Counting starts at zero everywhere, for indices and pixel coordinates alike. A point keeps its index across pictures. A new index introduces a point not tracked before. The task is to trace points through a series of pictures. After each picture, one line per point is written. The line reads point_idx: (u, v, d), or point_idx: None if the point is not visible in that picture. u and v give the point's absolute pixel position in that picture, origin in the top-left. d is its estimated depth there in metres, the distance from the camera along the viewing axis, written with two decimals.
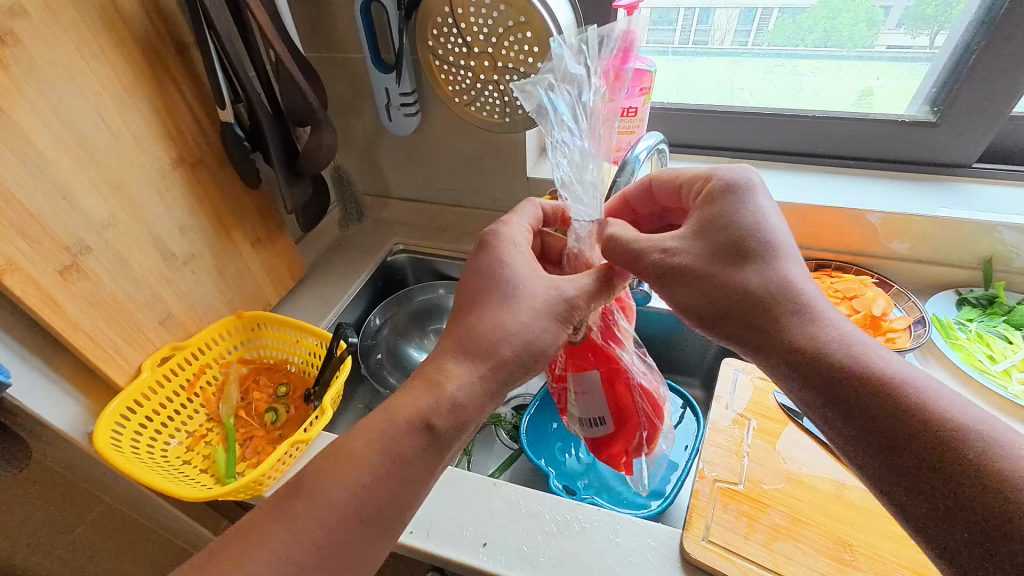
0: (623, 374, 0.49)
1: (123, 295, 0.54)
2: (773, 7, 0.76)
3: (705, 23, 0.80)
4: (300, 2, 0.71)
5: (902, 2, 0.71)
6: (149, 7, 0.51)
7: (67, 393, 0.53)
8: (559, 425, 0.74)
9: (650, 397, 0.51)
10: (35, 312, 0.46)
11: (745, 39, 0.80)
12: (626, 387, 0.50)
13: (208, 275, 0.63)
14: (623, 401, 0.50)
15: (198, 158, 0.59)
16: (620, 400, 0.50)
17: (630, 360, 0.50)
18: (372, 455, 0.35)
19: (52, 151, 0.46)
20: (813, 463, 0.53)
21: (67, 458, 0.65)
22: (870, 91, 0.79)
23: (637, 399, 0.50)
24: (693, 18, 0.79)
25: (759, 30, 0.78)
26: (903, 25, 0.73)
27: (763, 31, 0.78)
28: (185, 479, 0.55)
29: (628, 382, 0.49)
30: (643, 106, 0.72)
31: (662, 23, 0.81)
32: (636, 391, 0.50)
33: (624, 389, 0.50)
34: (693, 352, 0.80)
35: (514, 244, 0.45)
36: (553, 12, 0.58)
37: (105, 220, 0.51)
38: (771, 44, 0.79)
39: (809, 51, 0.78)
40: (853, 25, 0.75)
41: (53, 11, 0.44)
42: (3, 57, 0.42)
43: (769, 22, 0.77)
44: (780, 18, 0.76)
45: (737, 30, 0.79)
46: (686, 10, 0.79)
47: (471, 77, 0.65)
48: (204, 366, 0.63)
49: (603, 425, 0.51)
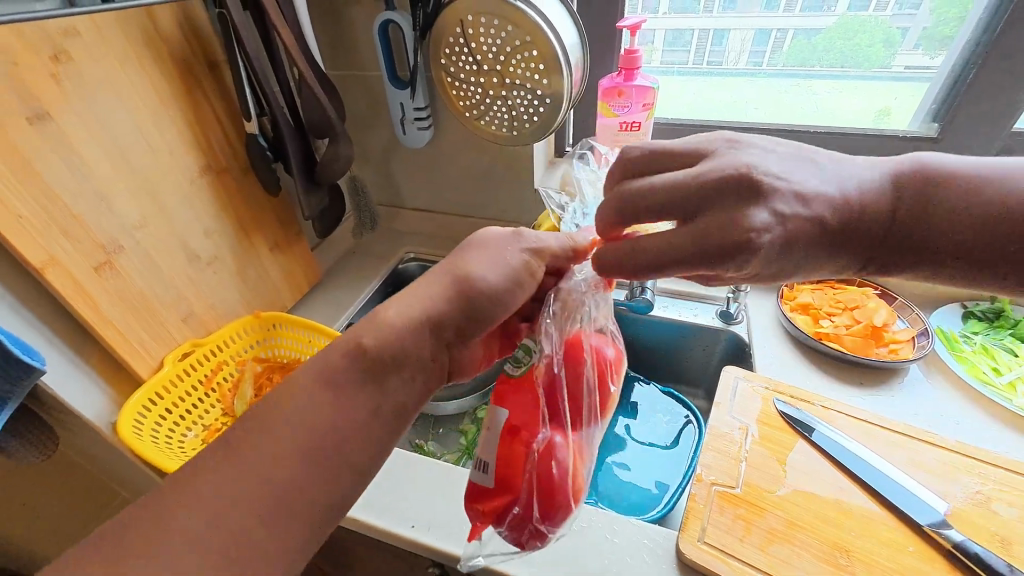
0: (529, 430, 0.40)
1: (150, 293, 0.57)
2: (787, 28, 0.78)
3: (719, 45, 0.82)
4: (323, 23, 0.76)
5: (920, 24, 0.72)
6: (186, 28, 0.56)
7: (95, 384, 0.56)
8: None
9: (545, 477, 0.39)
10: (71, 305, 0.50)
11: (760, 60, 0.82)
12: (522, 443, 0.40)
13: (229, 277, 0.66)
14: (516, 455, 0.40)
15: (224, 166, 0.63)
16: (506, 454, 0.40)
17: (555, 426, 0.41)
18: (375, 441, 0.37)
19: (95, 158, 0.50)
20: (813, 470, 0.53)
21: (90, 450, 0.68)
22: (887, 111, 0.80)
23: (526, 462, 0.40)
24: (705, 39, 0.82)
25: (773, 51, 0.80)
26: (920, 46, 0.74)
27: (777, 52, 0.80)
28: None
29: (529, 436, 0.40)
30: (647, 121, 0.75)
31: (676, 44, 0.84)
32: (531, 451, 0.40)
33: (515, 438, 0.40)
34: (698, 362, 0.81)
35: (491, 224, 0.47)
36: (559, 33, 0.61)
37: (137, 222, 0.55)
38: (786, 64, 0.81)
39: (824, 71, 0.80)
40: (870, 46, 0.77)
41: (102, 32, 0.49)
42: (56, 73, 0.46)
43: (784, 43, 0.79)
44: (795, 38, 0.79)
45: (751, 52, 0.82)
46: (700, 31, 0.82)
47: (481, 92, 0.68)
48: (221, 362, 0.66)
49: (484, 474, 0.42)
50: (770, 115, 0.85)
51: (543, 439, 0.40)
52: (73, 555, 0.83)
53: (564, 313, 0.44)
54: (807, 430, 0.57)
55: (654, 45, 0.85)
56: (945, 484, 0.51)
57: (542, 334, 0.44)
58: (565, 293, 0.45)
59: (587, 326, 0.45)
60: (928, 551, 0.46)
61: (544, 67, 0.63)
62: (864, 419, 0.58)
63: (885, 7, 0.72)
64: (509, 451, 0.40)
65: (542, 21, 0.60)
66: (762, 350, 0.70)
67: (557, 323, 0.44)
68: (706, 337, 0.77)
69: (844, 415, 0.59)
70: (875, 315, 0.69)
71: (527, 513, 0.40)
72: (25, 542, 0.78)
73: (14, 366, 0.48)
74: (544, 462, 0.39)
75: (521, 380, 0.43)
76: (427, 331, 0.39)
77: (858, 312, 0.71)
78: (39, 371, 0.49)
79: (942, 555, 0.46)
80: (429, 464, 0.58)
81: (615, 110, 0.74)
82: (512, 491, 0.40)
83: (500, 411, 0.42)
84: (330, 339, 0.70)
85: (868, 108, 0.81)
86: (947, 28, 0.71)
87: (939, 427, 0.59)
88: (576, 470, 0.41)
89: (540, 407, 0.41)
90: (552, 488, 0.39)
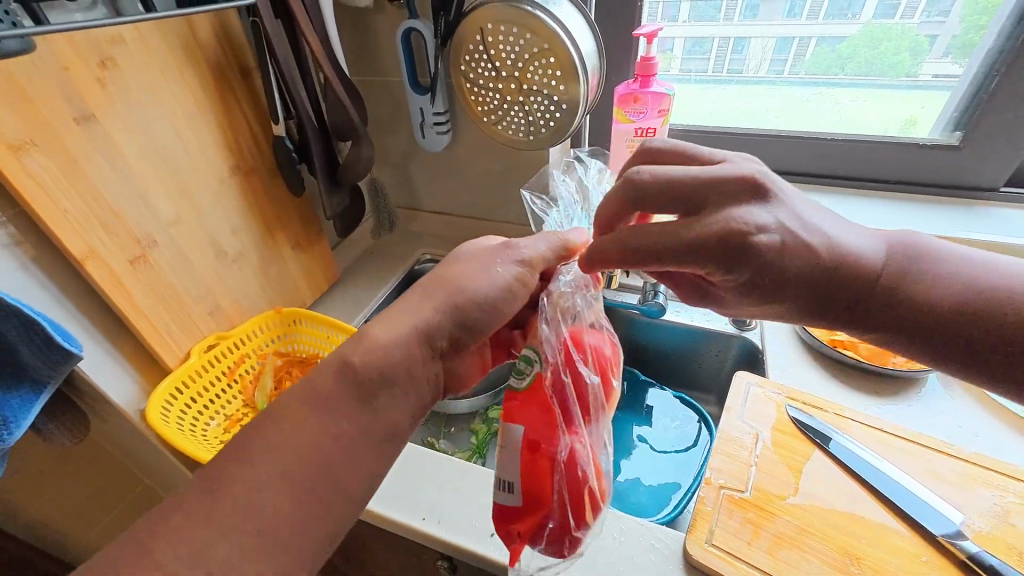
0: (550, 439, 0.41)
1: (180, 286, 0.60)
2: (812, 36, 0.78)
3: (740, 52, 0.82)
4: (349, 31, 0.79)
5: (949, 31, 0.72)
6: (221, 36, 0.59)
7: (126, 372, 0.59)
8: None
9: (573, 485, 0.41)
10: (107, 296, 0.53)
11: (782, 68, 0.82)
12: (546, 454, 0.41)
13: (253, 273, 0.69)
14: (543, 468, 0.41)
15: (252, 167, 0.66)
16: (535, 471, 0.41)
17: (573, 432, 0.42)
18: None
19: (134, 157, 0.53)
20: (824, 477, 0.53)
21: (116, 437, 0.71)
22: (914, 120, 0.79)
23: (549, 475, 0.41)
24: (727, 47, 0.82)
25: (796, 58, 0.80)
26: (951, 54, 0.73)
27: (800, 59, 0.80)
28: (221, 457, 0.60)
29: (551, 449, 0.41)
30: (662, 127, 0.75)
31: (696, 52, 0.84)
32: (555, 462, 0.41)
33: (539, 454, 0.41)
34: (710, 368, 0.81)
35: (485, 236, 0.51)
36: (576, 40, 0.63)
37: (170, 219, 0.57)
38: (809, 72, 0.81)
39: (848, 80, 0.80)
40: (896, 55, 0.76)
41: (145, 40, 0.52)
42: (102, 77, 0.49)
43: (808, 50, 0.79)
44: (819, 46, 0.78)
45: (773, 59, 0.81)
46: (720, 39, 0.82)
47: (499, 98, 0.70)
48: (244, 355, 0.68)
49: (512, 494, 0.42)
50: (787, 122, 0.85)
51: (564, 447, 0.41)
52: (98, 538, 0.87)
53: (558, 315, 0.45)
54: (822, 438, 0.56)
55: (673, 53, 0.85)
56: (963, 495, 0.51)
57: (545, 345, 0.44)
58: (556, 294, 0.46)
59: (582, 322, 0.46)
60: (942, 561, 0.46)
61: (561, 74, 0.65)
62: (879, 428, 0.58)
63: (913, 13, 0.72)
64: (536, 466, 0.41)
65: (560, 29, 0.62)
66: (775, 356, 0.70)
67: (556, 330, 0.45)
68: (717, 342, 0.77)
69: (858, 424, 0.58)
70: None
71: (565, 524, 0.42)
72: (55, 524, 0.82)
73: (53, 351, 0.50)
74: (574, 472, 0.41)
75: (529, 393, 0.43)
76: (421, 340, 0.42)
77: None
78: (76, 357, 0.52)
79: (956, 566, 0.45)
80: (440, 458, 0.59)
81: (630, 116, 0.75)
82: (547, 506, 0.41)
83: (514, 428, 0.42)
84: (348, 335, 0.72)
85: (888, 116, 0.80)
86: (975, 36, 0.71)
87: (958, 439, 0.58)
88: (593, 479, 0.42)
89: (556, 419, 0.42)
90: (582, 496, 0.41)
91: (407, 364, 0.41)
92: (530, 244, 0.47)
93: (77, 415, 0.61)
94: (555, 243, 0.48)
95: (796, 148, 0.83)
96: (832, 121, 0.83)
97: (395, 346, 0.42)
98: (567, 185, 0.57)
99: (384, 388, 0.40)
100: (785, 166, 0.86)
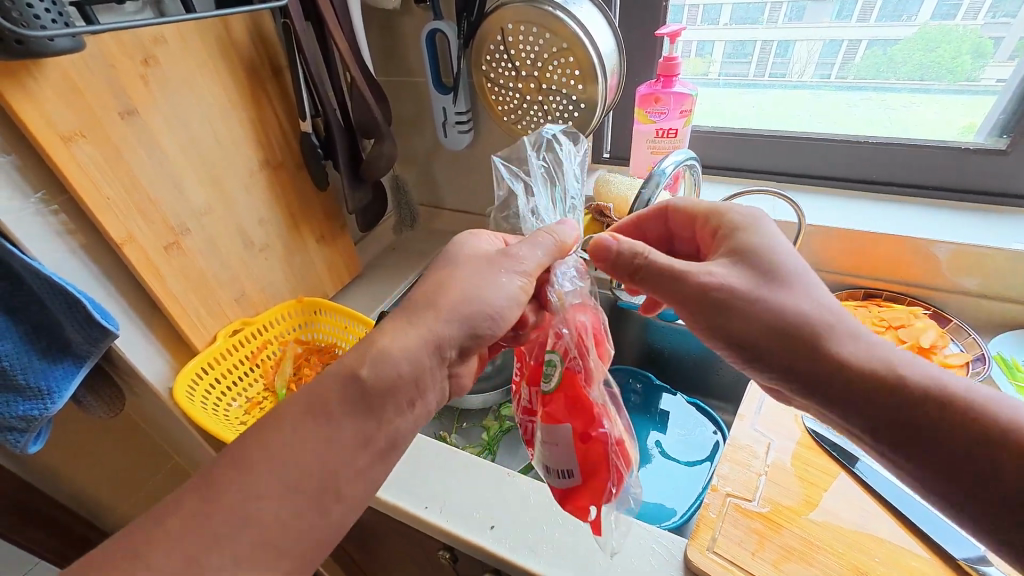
0: (598, 421, 0.43)
1: (210, 273, 0.63)
2: (861, 39, 0.75)
3: (783, 56, 0.80)
4: (377, 32, 0.82)
5: (1016, 33, 0.67)
6: (256, 37, 0.62)
7: (157, 351, 0.63)
8: None
9: (623, 453, 0.44)
10: (143, 279, 0.56)
11: (828, 72, 0.79)
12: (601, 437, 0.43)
13: (278, 263, 0.72)
14: (604, 454, 0.43)
15: (281, 162, 0.69)
16: (587, 454, 0.43)
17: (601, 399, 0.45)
18: None
19: (171, 148, 0.56)
20: (839, 492, 0.51)
21: (148, 414, 0.76)
22: (974, 127, 0.74)
23: (598, 455, 0.43)
24: (770, 50, 0.80)
25: (845, 63, 0.77)
26: (1015, 58, 0.68)
27: (849, 64, 0.77)
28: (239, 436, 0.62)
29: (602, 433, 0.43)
30: (684, 128, 0.74)
31: (738, 56, 0.82)
32: (603, 442, 0.43)
33: (590, 433, 0.43)
34: (728, 375, 0.79)
35: (474, 236, 0.52)
36: (595, 41, 0.63)
37: (202, 209, 0.61)
38: (858, 77, 0.78)
39: (900, 84, 0.76)
40: (957, 57, 0.72)
41: (184, 39, 0.55)
42: (145, 74, 0.53)
43: (857, 54, 0.76)
44: (870, 49, 0.75)
45: (819, 63, 0.79)
46: (763, 43, 0.80)
47: (519, 97, 0.71)
48: (266, 341, 0.71)
49: (570, 475, 0.44)
50: (821, 126, 0.82)
51: (610, 421, 0.44)
52: (132, 509, 0.93)
53: (569, 306, 0.48)
54: (849, 459, 0.53)
55: (713, 57, 0.84)
56: None
57: (562, 338, 0.46)
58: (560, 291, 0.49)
59: (586, 305, 0.49)
60: None
61: (579, 73, 0.65)
62: None
63: (976, 14, 0.69)
64: (591, 450, 0.43)
65: (579, 30, 0.62)
66: None
67: (567, 319, 0.48)
68: None
69: None
70: (921, 335, 0.66)
71: (620, 486, 0.43)
72: (97, 491, 0.88)
73: (94, 328, 0.54)
74: (619, 443, 0.43)
75: (559, 388, 0.44)
76: (432, 350, 0.43)
77: (903, 331, 0.67)
78: (112, 335, 0.56)
79: None
80: (447, 450, 0.60)
81: (651, 117, 0.74)
82: (600, 474, 0.43)
83: (573, 419, 0.43)
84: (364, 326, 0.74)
85: (933, 120, 0.76)
86: None
87: None
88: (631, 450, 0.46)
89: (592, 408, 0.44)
90: (625, 455, 0.44)
91: (401, 363, 0.42)
92: (530, 252, 0.47)
93: (112, 389, 0.66)
94: (555, 246, 0.48)
95: (829, 152, 0.81)
96: (875, 125, 0.79)
97: (396, 339, 0.43)
98: (541, 161, 0.57)
99: (378, 385, 0.41)
100: (818, 171, 0.83)
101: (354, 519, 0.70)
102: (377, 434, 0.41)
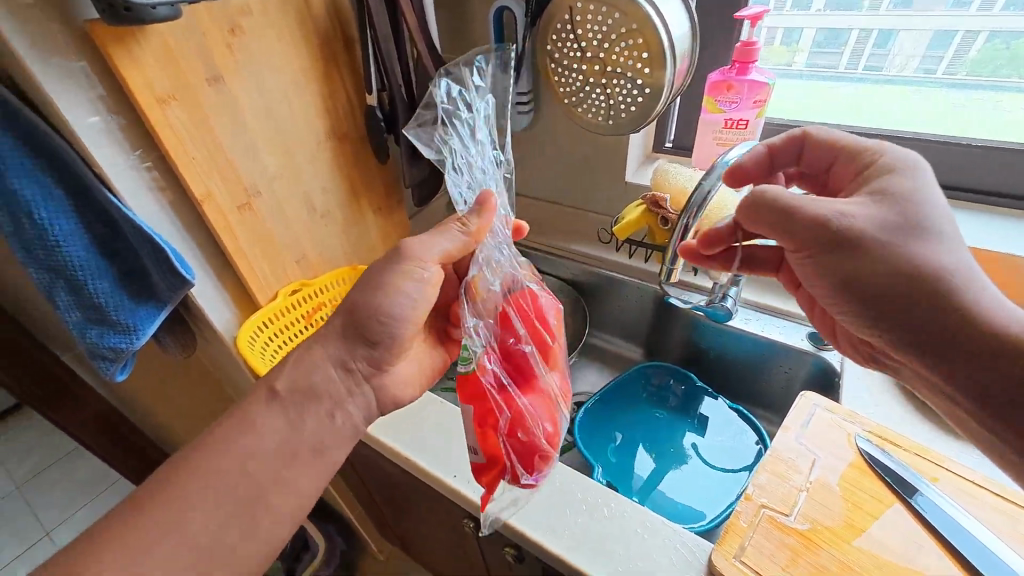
0: (493, 417, 0.45)
1: (276, 235, 0.68)
2: (980, 29, 0.66)
3: (882, 46, 0.73)
4: (447, 8, 0.82)
5: None
6: (332, 9, 0.65)
7: (226, 303, 0.69)
8: (619, 437, 0.74)
9: (520, 449, 0.44)
10: (218, 235, 0.61)
11: (934, 66, 0.71)
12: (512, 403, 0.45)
13: (337, 231, 0.76)
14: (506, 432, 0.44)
15: (346, 133, 0.72)
16: (485, 432, 0.45)
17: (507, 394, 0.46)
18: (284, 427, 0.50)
19: (250, 114, 0.60)
20: (888, 520, 0.47)
21: (215, 359, 0.83)
22: None
23: (493, 435, 0.45)
24: (867, 40, 0.73)
25: (956, 57, 0.69)
26: None
27: (960, 58, 0.69)
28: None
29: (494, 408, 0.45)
30: (756, 119, 0.70)
31: (828, 45, 0.75)
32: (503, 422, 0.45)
33: (488, 425, 0.45)
34: (778, 385, 0.75)
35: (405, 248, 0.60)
36: (667, 22, 0.60)
37: (273, 174, 0.65)
38: (970, 74, 0.70)
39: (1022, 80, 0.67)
40: None
41: (267, 10, 0.58)
42: (231, 42, 0.56)
43: (972, 47, 0.68)
44: (988, 42, 0.67)
45: (923, 56, 0.71)
46: (861, 31, 0.73)
47: (581, 79, 0.69)
48: (321, 303, 0.76)
49: (476, 457, 0.47)
50: (926, 123, 0.71)
51: (503, 418, 0.45)
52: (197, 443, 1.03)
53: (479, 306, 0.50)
54: (907, 490, 0.49)
55: (801, 46, 0.77)
56: None
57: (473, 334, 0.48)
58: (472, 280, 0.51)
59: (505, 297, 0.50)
60: None
61: (647, 55, 0.62)
62: (970, 479, 0.50)
63: None
64: (494, 429, 0.45)
65: (652, 10, 0.59)
66: (853, 381, 0.63)
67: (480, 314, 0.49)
68: (789, 358, 0.71)
69: (947, 470, 0.51)
70: None
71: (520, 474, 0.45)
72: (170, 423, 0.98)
73: (174, 276, 0.60)
74: (513, 434, 0.44)
75: (467, 377, 0.47)
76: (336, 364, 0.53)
77: None
78: (189, 283, 0.61)
79: None
80: None
81: (721, 105, 0.70)
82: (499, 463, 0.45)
83: (470, 397, 0.46)
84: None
85: None
86: None
87: None
88: (554, 428, 0.46)
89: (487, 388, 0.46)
90: (529, 451, 0.44)
91: (313, 378, 0.52)
92: (436, 241, 0.51)
93: (186, 333, 0.73)
94: (456, 240, 0.51)
95: None
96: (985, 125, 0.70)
97: (319, 365, 0.52)
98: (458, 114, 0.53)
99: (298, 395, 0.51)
100: None
101: (387, 479, 0.74)
102: (306, 448, 0.50)
